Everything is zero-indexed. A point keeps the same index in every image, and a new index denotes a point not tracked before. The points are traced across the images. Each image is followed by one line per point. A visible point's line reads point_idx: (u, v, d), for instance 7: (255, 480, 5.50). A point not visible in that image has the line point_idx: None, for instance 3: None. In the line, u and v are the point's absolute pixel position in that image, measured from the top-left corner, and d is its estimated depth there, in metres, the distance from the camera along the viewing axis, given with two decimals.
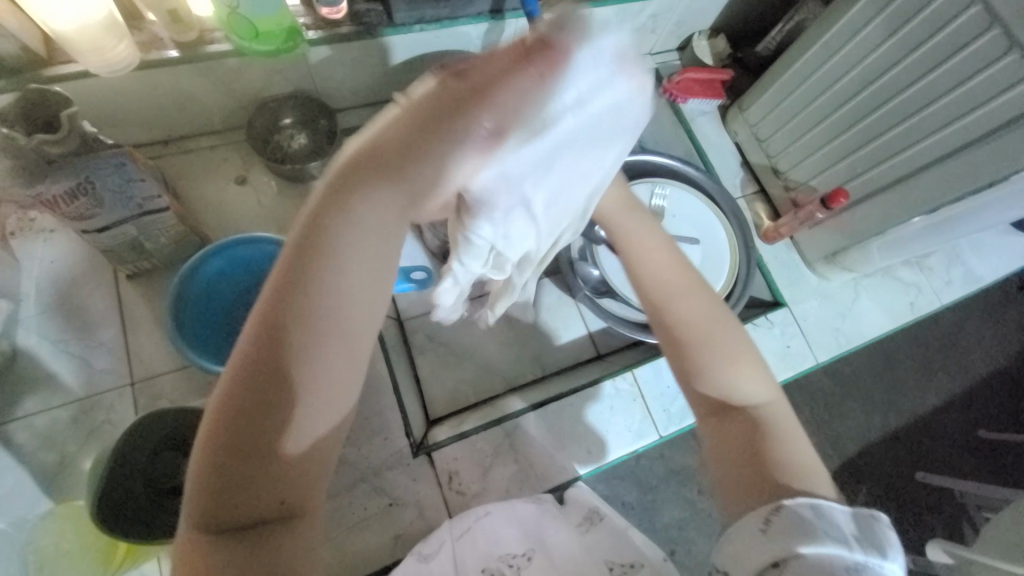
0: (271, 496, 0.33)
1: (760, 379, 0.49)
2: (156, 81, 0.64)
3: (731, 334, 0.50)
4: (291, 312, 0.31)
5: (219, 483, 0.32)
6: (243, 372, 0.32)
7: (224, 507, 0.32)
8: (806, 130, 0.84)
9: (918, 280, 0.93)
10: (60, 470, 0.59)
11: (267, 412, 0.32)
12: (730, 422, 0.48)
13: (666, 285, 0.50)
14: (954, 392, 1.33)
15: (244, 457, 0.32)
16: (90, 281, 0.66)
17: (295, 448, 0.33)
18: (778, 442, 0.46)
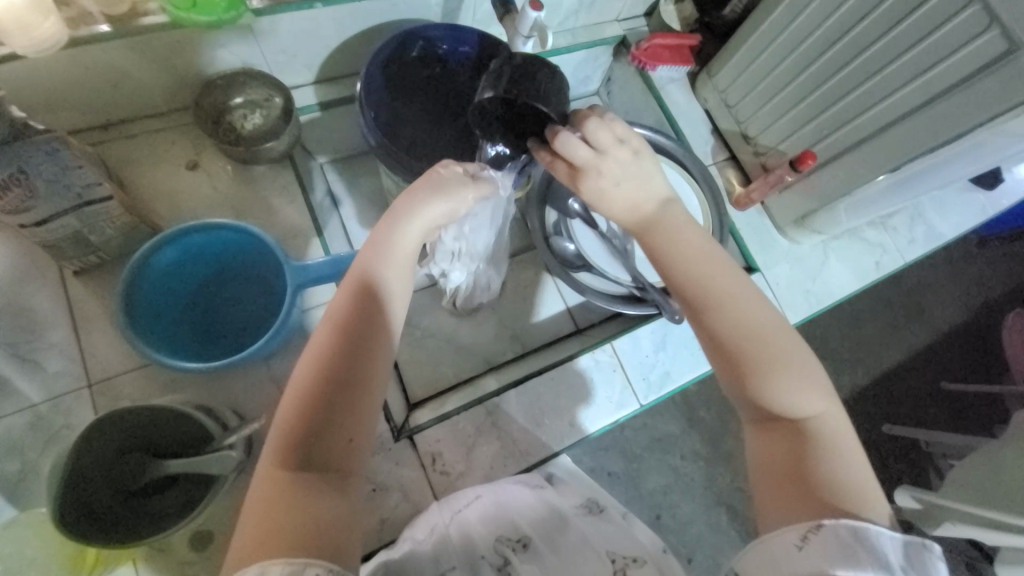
0: (335, 452, 0.44)
1: (818, 393, 0.50)
2: (89, 61, 0.59)
3: (774, 342, 0.51)
4: (355, 316, 0.46)
5: (302, 433, 0.43)
6: (322, 356, 0.45)
7: (309, 448, 0.43)
8: (774, 94, 0.84)
9: (883, 240, 0.95)
10: (17, 479, 0.56)
11: (340, 375, 0.44)
12: (774, 432, 0.50)
13: (730, 293, 0.52)
14: (918, 348, 1.39)
15: (323, 408, 0.43)
16: (32, 279, 0.61)
17: (353, 414, 0.45)
18: (829, 454, 0.47)
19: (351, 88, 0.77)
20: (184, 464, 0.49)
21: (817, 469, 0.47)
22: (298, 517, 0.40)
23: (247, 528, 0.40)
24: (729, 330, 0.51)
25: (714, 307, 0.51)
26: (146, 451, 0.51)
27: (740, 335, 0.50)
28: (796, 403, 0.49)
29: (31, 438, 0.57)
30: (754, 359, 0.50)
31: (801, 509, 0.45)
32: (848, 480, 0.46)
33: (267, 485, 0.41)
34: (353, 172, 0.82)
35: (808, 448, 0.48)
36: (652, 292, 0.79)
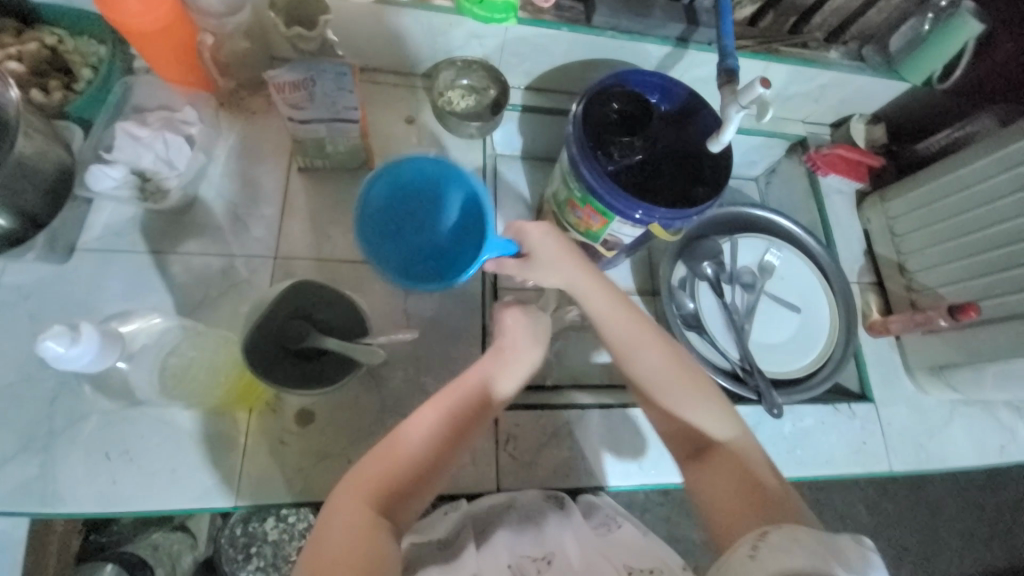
0: (407, 498, 0.54)
1: (720, 416, 0.62)
2: (384, 18, 0.72)
3: (680, 379, 0.63)
4: (469, 399, 0.59)
5: (398, 481, 0.54)
6: (435, 422, 0.57)
7: (395, 489, 0.54)
8: (951, 237, 0.83)
9: (1020, 427, 0.87)
10: (198, 308, 0.67)
11: (434, 456, 0.56)
12: (708, 462, 0.60)
13: (627, 341, 0.64)
14: (1006, 571, 1.21)
15: (420, 463, 0.56)
16: (269, 162, 0.75)
17: (429, 475, 0.56)
18: (750, 467, 0.58)
19: (553, 100, 0.87)
20: (339, 344, 0.56)
21: (756, 490, 0.56)
22: (369, 550, 0.49)
23: (328, 543, 0.48)
24: (640, 378, 0.64)
25: (634, 358, 0.64)
26: (310, 321, 0.58)
27: (655, 376, 0.63)
28: (711, 429, 0.61)
29: (219, 280, 0.68)
30: (668, 397, 0.63)
31: (754, 521, 0.53)
32: (772, 490, 0.56)
33: (353, 512, 0.51)
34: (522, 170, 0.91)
35: (740, 468, 0.58)
36: (757, 377, 0.80)
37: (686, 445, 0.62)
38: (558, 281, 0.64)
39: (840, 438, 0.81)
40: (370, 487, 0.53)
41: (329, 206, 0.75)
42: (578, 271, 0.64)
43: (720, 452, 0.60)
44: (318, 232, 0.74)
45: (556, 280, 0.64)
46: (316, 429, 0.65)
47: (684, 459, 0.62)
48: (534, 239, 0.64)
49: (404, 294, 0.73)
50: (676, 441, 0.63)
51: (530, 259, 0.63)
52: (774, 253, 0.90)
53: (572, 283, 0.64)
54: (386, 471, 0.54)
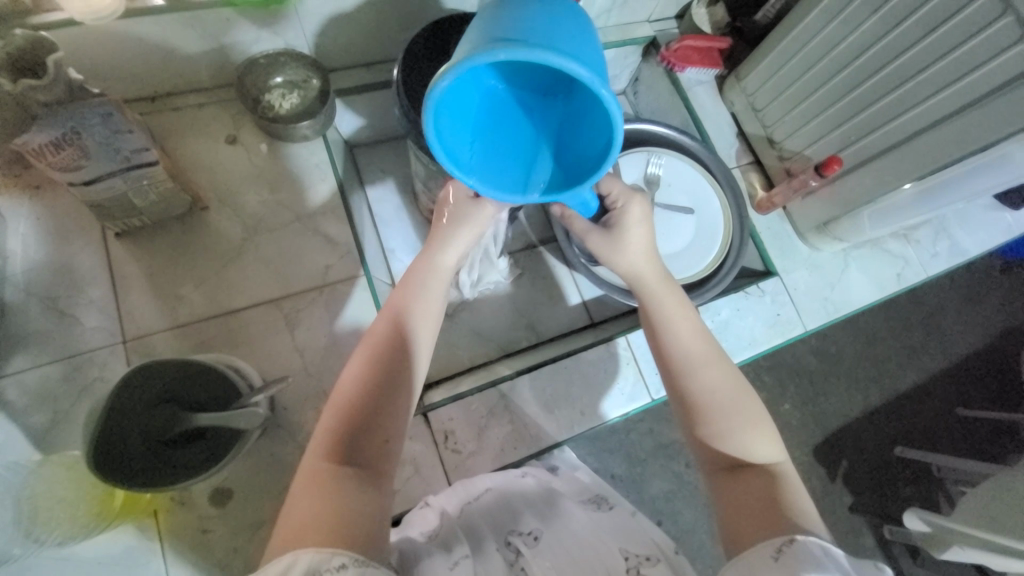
0: (376, 445, 0.46)
1: (770, 441, 0.52)
2: (142, 33, 0.61)
3: (741, 398, 0.53)
4: (399, 315, 0.53)
5: (351, 433, 0.46)
6: (376, 351, 0.50)
7: (351, 442, 0.45)
8: (803, 99, 0.84)
9: (906, 252, 0.95)
10: (53, 426, 0.58)
11: (381, 392, 0.48)
12: (742, 478, 0.49)
13: (689, 356, 0.55)
14: (934, 371, 1.36)
15: (375, 405, 0.47)
16: (78, 238, 0.64)
17: (391, 420, 0.48)
18: (791, 490, 0.47)
19: (385, 73, 0.79)
20: (213, 418, 0.50)
21: (776, 503, 0.45)
22: (330, 508, 0.40)
23: (289, 517, 0.40)
24: (703, 398, 0.53)
25: (694, 370, 0.54)
26: (178, 404, 0.52)
27: (713, 398, 0.53)
28: (759, 450, 0.51)
29: (66, 387, 0.60)
30: (725, 413, 0.52)
31: (773, 528, 0.43)
32: (803, 511, 0.45)
33: (306, 477, 0.43)
34: (383, 156, 0.85)
35: (775, 489, 0.47)
36: None
37: (716, 456, 0.51)
38: (629, 264, 0.62)
39: (756, 318, 0.85)
40: (324, 444, 0.45)
41: (169, 265, 0.66)
42: (652, 267, 0.62)
43: (755, 471, 0.49)
44: (167, 296, 0.65)
45: (625, 263, 0.62)
46: (239, 503, 0.60)
47: (717, 471, 0.51)
48: (630, 221, 0.62)
49: (288, 330, 0.67)
50: (705, 448, 0.52)
51: (616, 229, 0.62)
52: (656, 161, 0.90)
53: (642, 274, 0.61)
54: (333, 423, 0.46)
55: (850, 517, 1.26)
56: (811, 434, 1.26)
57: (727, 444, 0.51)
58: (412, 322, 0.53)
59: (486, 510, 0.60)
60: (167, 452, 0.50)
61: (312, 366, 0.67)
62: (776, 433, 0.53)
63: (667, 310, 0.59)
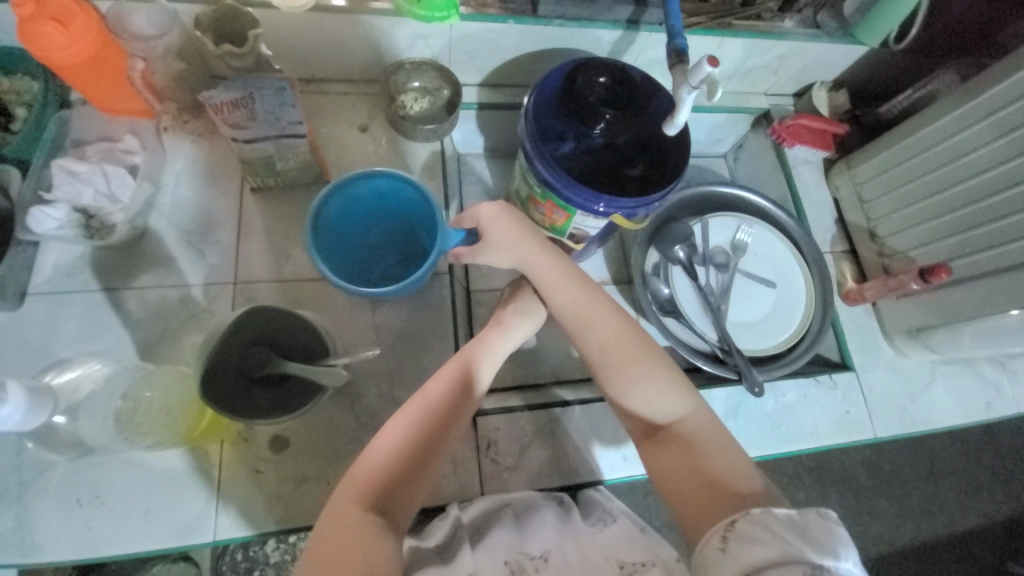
0: (402, 500, 0.53)
1: (680, 398, 0.58)
2: (322, 25, 0.70)
3: (636, 354, 0.59)
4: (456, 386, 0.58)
5: (388, 484, 0.52)
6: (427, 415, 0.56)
7: (384, 492, 0.52)
8: (916, 201, 0.82)
9: (1000, 381, 0.88)
10: (160, 342, 0.65)
11: (420, 454, 0.54)
12: (664, 443, 0.56)
13: (582, 313, 0.61)
14: (1005, 518, 1.22)
15: (411, 465, 0.54)
16: (219, 186, 0.73)
17: (420, 480, 0.54)
18: (710, 451, 0.54)
19: (509, 95, 0.85)
20: (299, 369, 0.55)
21: (705, 471, 0.53)
22: (365, 550, 0.47)
23: (322, 546, 0.47)
24: (593, 356, 0.61)
25: (586, 330, 0.61)
26: (271, 348, 0.57)
27: (609, 353, 0.60)
28: (666, 410, 0.58)
29: (179, 312, 0.67)
30: (627, 373, 0.59)
31: (714, 504, 0.50)
32: (729, 476, 0.52)
33: (344, 512, 0.50)
34: (486, 168, 0.90)
35: (696, 452, 0.54)
36: (736, 356, 0.79)
37: (643, 425, 0.59)
38: (509, 261, 0.64)
39: (822, 409, 0.81)
40: (362, 485, 0.52)
41: (285, 225, 0.73)
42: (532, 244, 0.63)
43: (674, 432, 0.57)
44: (277, 252, 0.72)
45: (511, 250, 0.63)
46: (293, 454, 0.63)
47: (643, 440, 0.59)
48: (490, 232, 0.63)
49: (371, 308, 0.72)
50: (633, 421, 0.60)
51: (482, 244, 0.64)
52: (746, 230, 0.90)
53: (524, 255, 0.63)
54: (374, 471, 0.53)
55: None
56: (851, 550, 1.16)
57: (640, 407, 0.59)
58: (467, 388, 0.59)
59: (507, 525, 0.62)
60: (252, 391, 0.55)
61: (383, 346, 0.71)
62: (693, 393, 0.59)
63: (558, 261, 0.63)
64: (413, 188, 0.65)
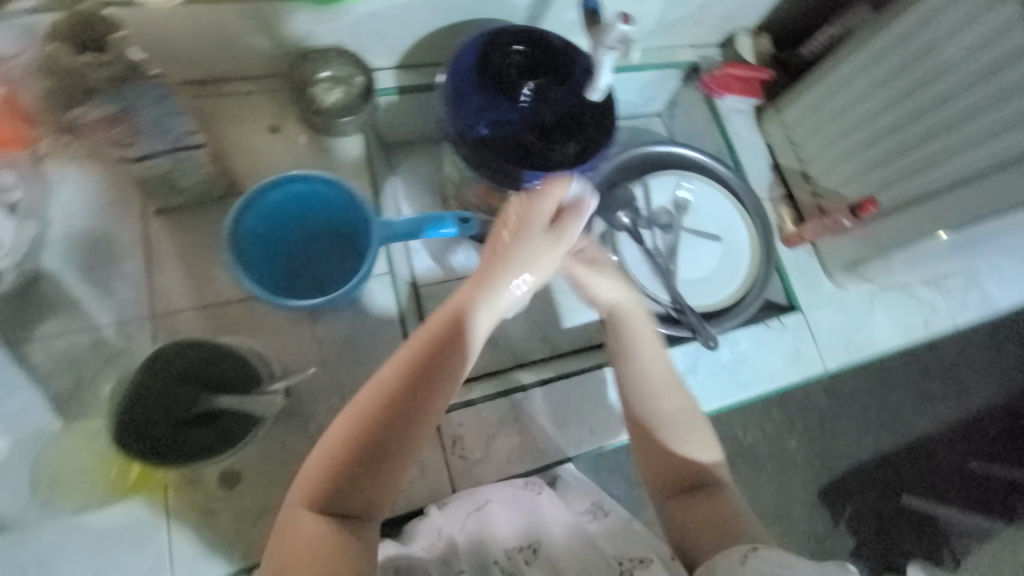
0: (362, 498, 0.49)
1: (710, 446, 0.60)
2: (204, 20, 0.63)
3: (693, 424, 0.59)
4: (433, 352, 0.51)
5: (339, 484, 0.48)
6: (396, 394, 0.50)
7: (338, 495, 0.48)
8: (842, 137, 0.84)
9: (933, 299, 0.93)
10: (79, 392, 0.60)
11: (379, 443, 0.49)
12: (692, 499, 0.57)
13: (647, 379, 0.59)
14: (950, 420, 1.33)
15: (370, 454, 0.49)
16: (117, 212, 0.66)
17: (385, 472, 0.49)
18: (731, 502, 0.57)
19: (427, 76, 0.80)
20: (234, 401, 0.51)
21: (725, 516, 0.56)
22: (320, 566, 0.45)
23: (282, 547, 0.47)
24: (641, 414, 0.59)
25: (632, 391, 0.59)
26: (200, 384, 0.52)
27: (673, 422, 0.59)
28: (705, 462, 0.59)
29: (94, 357, 0.61)
30: (669, 433, 0.59)
31: (729, 543, 0.53)
32: (744, 521, 0.56)
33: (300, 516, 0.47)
34: (417, 156, 0.85)
35: (722, 504, 0.57)
36: (689, 315, 0.80)
37: (673, 482, 0.59)
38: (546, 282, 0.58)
39: (774, 352, 0.84)
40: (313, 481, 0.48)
41: (200, 246, 0.67)
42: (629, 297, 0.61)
43: (711, 492, 0.58)
44: (196, 277, 0.66)
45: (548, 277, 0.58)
46: (247, 487, 0.60)
47: (671, 495, 0.59)
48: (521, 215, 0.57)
49: (309, 322, 0.68)
50: (664, 477, 0.59)
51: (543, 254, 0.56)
52: (686, 186, 0.91)
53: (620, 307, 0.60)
54: (325, 472, 0.48)
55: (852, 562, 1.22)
56: (819, 473, 1.24)
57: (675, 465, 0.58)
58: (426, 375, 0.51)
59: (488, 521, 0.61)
60: (183, 433, 0.51)
61: (328, 359, 0.67)
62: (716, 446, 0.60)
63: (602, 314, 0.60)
64: (331, 186, 0.61)
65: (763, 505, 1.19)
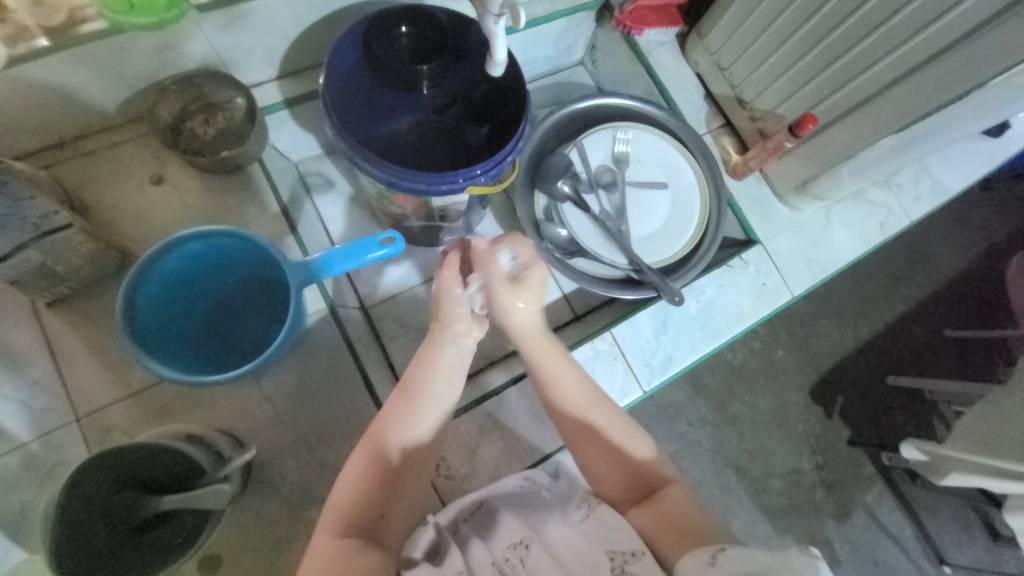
0: (378, 516, 0.51)
1: (661, 461, 0.57)
2: (27, 79, 0.54)
3: (632, 434, 0.57)
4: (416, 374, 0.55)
5: (358, 506, 0.50)
6: (390, 416, 0.53)
7: (355, 516, 0.49)
8: (769, 54, 0.78)
9: (888, 199, 0.91)
10: (21, 518, 0.55)
11: (386, 467, 0.52)
12: (653, 499, 0.53)
13: (585, 399, 0.57)
14: (922, 298, 1.35)
15: (381, 475, 0.51)
16: (6, 313, 0.59)
17: (399, 487, 0.53)
18: (702, 516, 0.51)
19: (316, 81, 0.71)
20: (179, 500, 0.48)
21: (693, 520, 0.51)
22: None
23: None
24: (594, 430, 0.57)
25: (586, 414, 0.57)
26: (142, 484, 0.50)
27: (610, 433, 0.57)
28: (655, 470, 0.56)
29: (27, 477, 0.56)
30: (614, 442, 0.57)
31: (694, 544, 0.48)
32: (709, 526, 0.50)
33: (314, 553, 0.47)
34: (330, 169, 0.78)
35: (690, 509, 0.52)
36: (649, 274, 0.77)
37: (631, 488, 0.55)
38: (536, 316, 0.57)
39: (741, 292, 0.82)
40: (333, 513, 0.50)
41: (112, 329, 0.61)
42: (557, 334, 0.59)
43: (664, 494, 0.54)
44: (115, 363, 0.61)
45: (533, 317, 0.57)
46: (231, 567, 0.58)
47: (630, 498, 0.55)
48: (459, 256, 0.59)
49: (254, 382, 0.63)
50: (620, 485, 0.56)
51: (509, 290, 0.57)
52: (623, 137, 0.84)
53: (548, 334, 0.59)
54: (344, 496, 0.50)
55: (849, 450, 1.26)
56: (807, 379, 1.27)
57: (622, 474, 0.56)
58: (425, 403, 0.54)
59: (479, 528, 0.57)
60: (135, 539, 0.48)
61: (284, 414, 0.63)
62: (662, 454, 0.58)
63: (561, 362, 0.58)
64: (229, 237, 0.55)
65: (760, 421, 1.22)
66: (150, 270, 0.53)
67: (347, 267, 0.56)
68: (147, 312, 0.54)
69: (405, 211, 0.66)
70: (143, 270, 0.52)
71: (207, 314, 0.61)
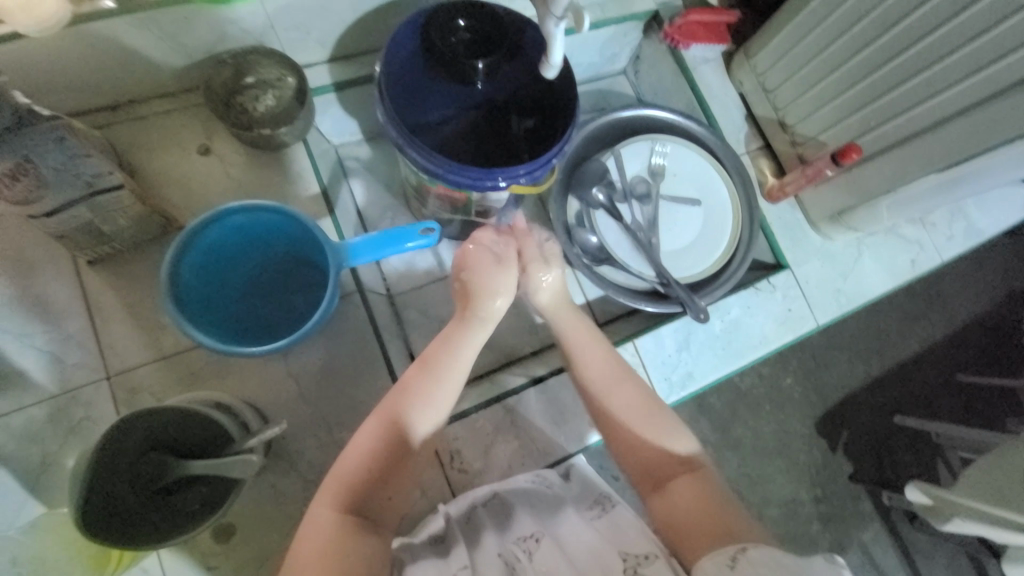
0: (382, 498, 0.51)
1: (683, 441, 0.56)
2: (90, 41, 0.56)
3: (654, 415, 0.56)
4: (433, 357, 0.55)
5: (360, 486, 0.50)
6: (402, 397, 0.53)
7: (359, 494, 0.50)
8: (818, 81, 0.78)
9: (919, 236, 0.91)
10: (43, 469, 0.56)
11: (393, 450, 0.51)
12: (670, 492, 0.53)
13: (605, 380, 0.58)
14: (937, 338, 1.34)
15: (388, 457, 0.51)
16: (48, 264, 0.61)
17: (404, 472, 0.53)
18: (722, 506, 0.51)
19: (366, 66, 0.72)
20: (205, 467, 0.49)
21: (715, 514, 0.49)
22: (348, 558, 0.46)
23: (297, 553, 0.47)
24: (615, 415, 0.57)
25: (609, 396, 0.58)
26: (170, 448, 0.50)
27: (630, 417, 0.56)
28: (675, 455, 0.55)
29: (53, 429, 0.57)
30: (633, 426, 0.56)
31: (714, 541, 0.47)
32: (730, 517, 0.49)
33: (317, 523, 0.48)
34: (369, 155, 0.78)
35: (710, 499, 0.51)
36: (676, 288, 0.77)
37: (648, 473, 0.55)
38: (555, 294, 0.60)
39: (765, 315, 0.82)
40: (337, 489, 0.50)
41: (148, 293, 0.62)
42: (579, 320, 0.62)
43: (683, 480, 0.53)
44: (147, 326, 0.62)
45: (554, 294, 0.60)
46: (242, 538, 0.58)
47: (647, 488, 0.55)
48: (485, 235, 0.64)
49: (280, 358, 0.64)
50: (638, 470, 0.55)
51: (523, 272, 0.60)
52: (661, 150, 0.85)
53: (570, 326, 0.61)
54: (347, 473, 0.50)
55: (850, 485, 1.24)
56: (814, 408, 1.26)
57: (640, 459, 0.56)
58: (440, 388, 0.54)
59: (490, 521, 0.57)
60: (160, 500, 0.49)
61: (306, 393, 0.64)
62: (687, 439, 0.56)
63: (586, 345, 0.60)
64: (274, 213, 0.56)
65: (763, 446, 1.21)
66: (197, 238, 0.54)
67: (386, 255, 0.57)
68: (190, 280, 0.55)
69: (444, 203, 0.67)
70: (190, 238, 0.53)
71: (242, 283, 0.62)
